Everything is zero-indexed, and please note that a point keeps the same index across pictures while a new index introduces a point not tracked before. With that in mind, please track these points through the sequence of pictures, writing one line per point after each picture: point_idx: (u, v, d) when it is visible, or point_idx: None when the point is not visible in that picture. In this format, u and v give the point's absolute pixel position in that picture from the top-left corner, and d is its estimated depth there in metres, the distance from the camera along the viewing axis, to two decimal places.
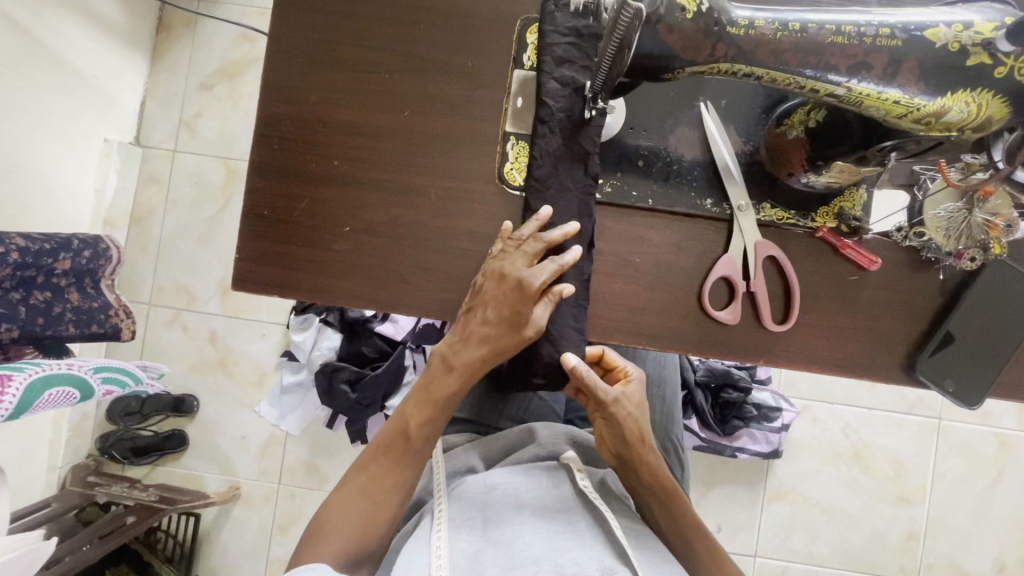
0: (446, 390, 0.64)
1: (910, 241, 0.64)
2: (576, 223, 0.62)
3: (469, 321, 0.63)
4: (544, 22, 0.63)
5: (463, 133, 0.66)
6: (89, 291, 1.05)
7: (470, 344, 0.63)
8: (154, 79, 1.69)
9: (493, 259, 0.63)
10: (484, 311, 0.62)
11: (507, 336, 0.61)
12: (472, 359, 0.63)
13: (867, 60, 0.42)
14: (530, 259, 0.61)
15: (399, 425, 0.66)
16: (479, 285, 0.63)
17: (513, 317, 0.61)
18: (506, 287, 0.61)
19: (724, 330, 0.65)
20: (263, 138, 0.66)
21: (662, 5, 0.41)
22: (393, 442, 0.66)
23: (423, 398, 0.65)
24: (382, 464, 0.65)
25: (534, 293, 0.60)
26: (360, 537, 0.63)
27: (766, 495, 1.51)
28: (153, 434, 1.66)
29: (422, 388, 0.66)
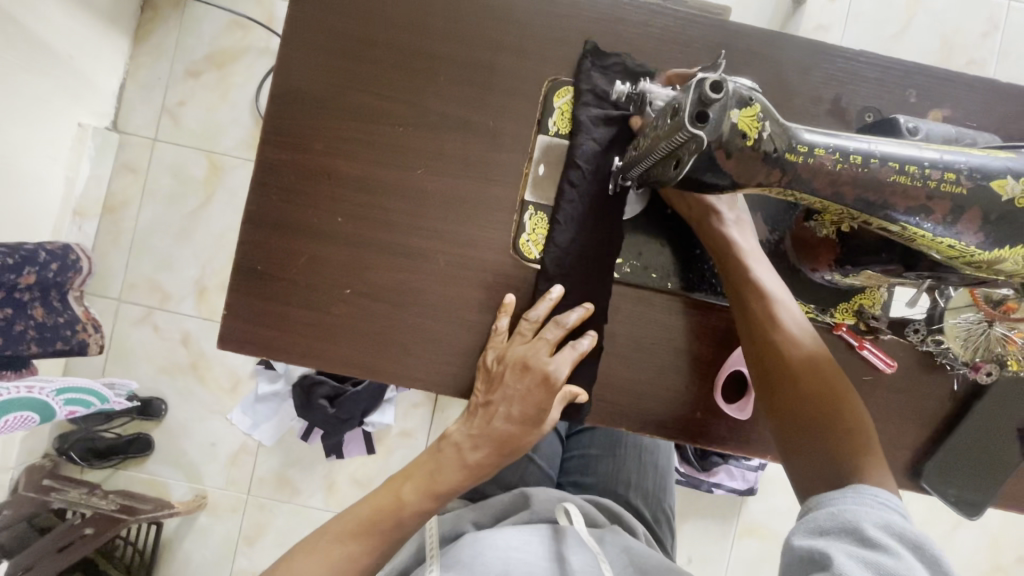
0: (451, 481, 0.59)
1: (926, 344, 0.63)
2: (590, 305, 0.60)
3: (490, 416, 0.59)
4: (580, 80, 0.61)
5: (477, 197, 0.62)
6: (55, 305, 0.97)
7: (485, 437, 0.59)
8: (137, 60, 1.58)
9: (512, 345, 0.60)
10: (507, 406, 0.58)
11: (528, 433, 0.59)
12: (488, 456, 0.59)
13: (929, 204, 0.40)
14: (552, 347, 0.59)
15: (391, 503, 0.59)
16: (498, 373, 0.59)
17: (536, 415, 0.58)
18: (530, 382, 0.58)
19: (733, 422, 0.64)
20: (261, 185, 0.61)
21: (726, 134, 0.37)
22: (383, 513, 0.59)
23: (426, 484, 0.59)
24: (368, 541, 0.58)
25: (559, 389, 0.58)
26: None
27: (738, 529, 1.59)
28: (117, 437, 1.58)
29: (425, 473, 0.60)
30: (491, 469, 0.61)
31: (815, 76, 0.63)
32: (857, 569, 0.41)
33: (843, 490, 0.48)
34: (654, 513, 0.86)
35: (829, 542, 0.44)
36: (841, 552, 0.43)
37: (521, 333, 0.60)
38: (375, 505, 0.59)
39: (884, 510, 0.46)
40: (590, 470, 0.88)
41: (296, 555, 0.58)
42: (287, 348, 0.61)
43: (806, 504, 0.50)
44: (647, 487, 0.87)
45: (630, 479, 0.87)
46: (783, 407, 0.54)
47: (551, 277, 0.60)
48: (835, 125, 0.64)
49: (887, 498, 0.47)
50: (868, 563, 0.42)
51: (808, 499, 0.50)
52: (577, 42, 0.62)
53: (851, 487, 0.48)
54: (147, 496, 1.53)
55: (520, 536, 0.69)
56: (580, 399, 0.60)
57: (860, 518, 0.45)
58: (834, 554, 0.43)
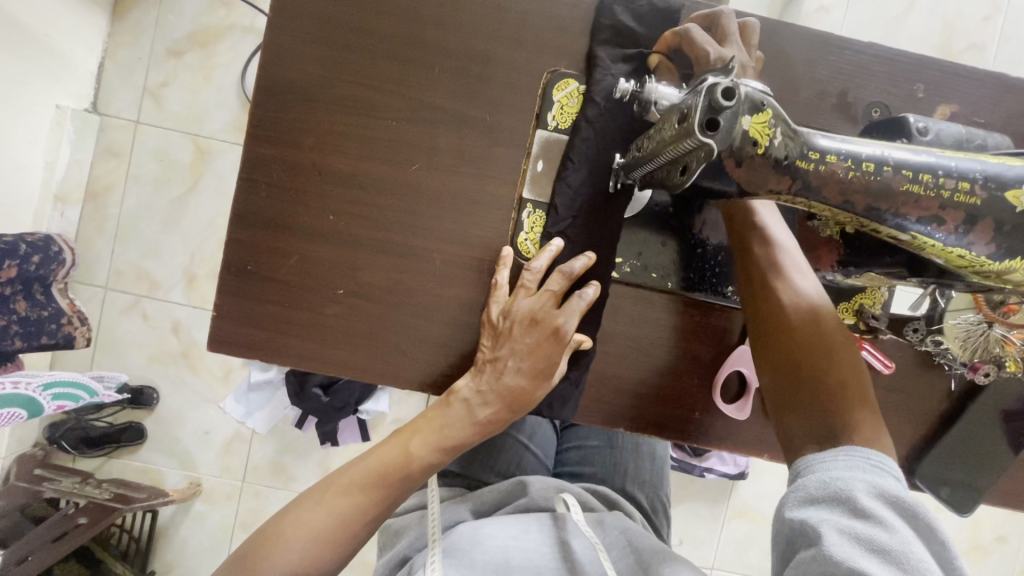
0: (461, 437, 0.58)
1: (925, 344, 0.62)
2: (592, 252, 0.58)
3: (499, 371, 0.56)
4: (602, 14, 0.59)
5: (473, 194, 0.60)
6: (37, 299, 0.95)
7: (494, 393, 0.57)
8: (115, 39, 1.52)
9: (517, 299, 0.57)
10: (514, 360, 0.56)
11: (539, 388, 0.57)
12: (498, 412, 0.57)
13: (941, 214, 0.39)
14: (557, 299, 0.57)
15: (399, 459, 0.57)
16: (504, 329, 0.57)
17: (547, 368, 0.56)
18: (538, 335, 0.56)
19: (732, 422, 0.63)
20: (249, 183, 0.58)
21: (736, 142, 0.36)
22: (391, 469, 0.57)
23: (435, 440, 0.58)
24: (375, 495, 0.57)
25: (569, 340, 0.56)
26: (324, 558, 0.56)
27: (729, 512, 1.62)
28: (108, 426, 1.57)
29: (433, 428, 0.58)
30: (502, 426, 0.59)
31: (821, 69, 0.61)
32: (848, 549, 0.40)
33: (833, 453, 0.46)
34: (651, 503, 0.86)
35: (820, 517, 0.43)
36: (832, 529, 0.41)
37: (525, 286, 0.58)
38: (382, 460, 0.57)
39: (877, 476, 0.44)
40: (587, 461, 0.89)
41: (296, 509, 0.57)
42: (278, 350, 0.60)
43: (794, 466, 0.49)
44: (644, 478, 0.87)
45: (628, 471, 0.88)
46: (774, 355, 0.53)
47: (551, 231, 0.59)
48: (841, 121, 0.62)
49: (881, 462, 0.45)
50: (859, 539, 0.41)
51: (797, 459, 0.49)
52: (577, 32, 0.60)
53: (841, 449, 0.46)
54: (142, 485, 1.53)
55: (518, 525, 0.69)
56: (585, 345, 0.58)
57: (853, 489, 0.43)
58: (826, 534, 0.41)
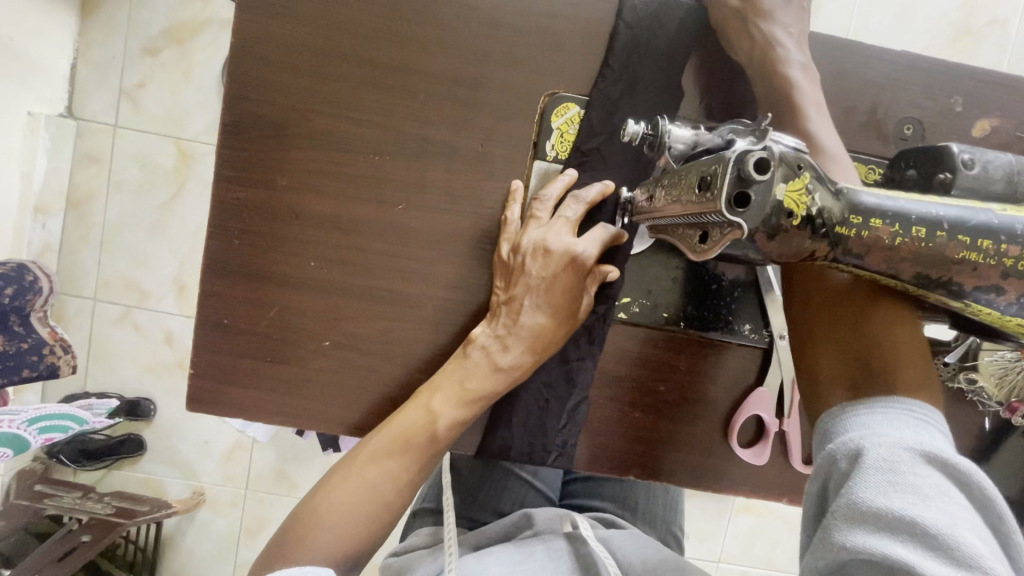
0: (487, 389, 0.51)
1: (958, 382, 0.58)
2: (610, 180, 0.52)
3: (515, 312, 0.51)
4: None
5: (468, 233, 0.55)
6: (16, 330, 0.90)
7: (514, 336, 0.51)
8: (87, 37, 1.44)
9: (527, 231, 0.52)
10: (532, 293, 0.50)
11: (563, 325, 0.51)
12: (521, 357, 0.51)
13: (1002, 283, 0.34)
14: (573, 225, 0.51)
15: (421, 423, 0.51)
16: (516, 263, 0.51)
17: (568, 302, 0.51)
18: (555, 265, 0.50)
19: (747, 466, 0.59)
20: (220, 229, 0.53)
21: (768, 216, 0.31)
22: (417, 436, 0.51)
23: (458, 395, 0.51)
24: (402, 462, 0.51)
25: (590, 267, 0.51)
26: (367, 535, 0.50)
27: (735, 506, 1.63)
28: (106, 439, 1.54)
29: (455, 383, 0.51)
30: (527, 374, 0.53)
31: (847, 83, 0.55)
32: (879, 540, 0.32)
33: (867, 408, 0.38)
34: (663, 536, 0.82)
35: (843, 492, 0.35)
36: (858, 512, 0.33)
37: (536, 217, 0.52)
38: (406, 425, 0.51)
39: (920, 434, 0.35)
40: (596, 492, 0.84)
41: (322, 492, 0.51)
42: (261, 406, 0.56)
43: (822, 422, 0.40)
44: (655, 511, 0.83)
45: (639, 505, 0.83)
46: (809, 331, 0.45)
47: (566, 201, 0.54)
48: (870, 140, 0.56)
49: (923, 416, 0.36)
50: (895, 524, 0.32)
51: (824, 414, 0.40)
52: (578, 48, 0.54)
53: (879, 402, 0.37)
54: (144, 497, 1.51)
55: (524, 550, 0.66)
56: (610, 276, 0.53)
57: (888, 454, 0.34)
58: (849, 515, 0.33)
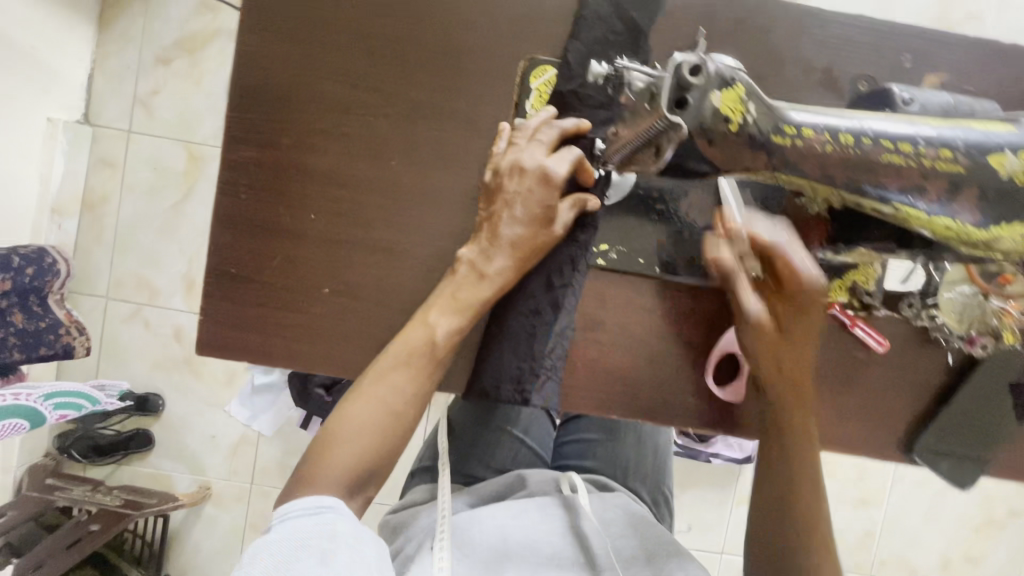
0: (478, 297, 0.55)
1: (921, 320, 0.61)
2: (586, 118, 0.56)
3: (495, 227, 0.55)
4: None
5: (455, 187, 0.60)
6: (35, 310, 0.95)
7: (496, 250, 0.55)
8: (104, 49, 1.52)
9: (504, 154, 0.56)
10: (510, 210, 0.55)
11: (540, 237, 0.56)
12: (504, 270, 0.56)
13: (923, 183, 0.38)
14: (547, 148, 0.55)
15: (418, 343, 0.56)
16: (495, 185, 0.56)
17: (545, 217, 0.55)
18: (528, 181, 0.54)
19: (725, 405, 0.63)
20: (227, 185, 0.58)
21: (706, 117, 0.35)
22: (420, 350, 0.55)
23: (449, 307, 0.56)
24: (403, 379, 0.55)
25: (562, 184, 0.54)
26: (381, 448, 0.54)
27: (736, 497, 1.63)
28: (116, 434, 1.58)
29: (445, 296, 0.56)
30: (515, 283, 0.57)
31: (805, 42, 0.60)
32: None
33: None
34: (653, 495, 0.85)
35: None
36: None
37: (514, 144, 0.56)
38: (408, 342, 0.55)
39: None
40: (589, 454, 0.86)
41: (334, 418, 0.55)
42: (265, 350, 0.60)
43: None
44: (645, 470, 0.86)
45: (631, 466, 0.86)
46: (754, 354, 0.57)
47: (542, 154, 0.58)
48: (827, 96, 0.61)
49: None
50: None
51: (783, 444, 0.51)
52: (554, 16, 0.59)
53: None
54: (151, 490, 1.54)
55: (519, 509, 0.71)
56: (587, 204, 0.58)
57: None
58: None
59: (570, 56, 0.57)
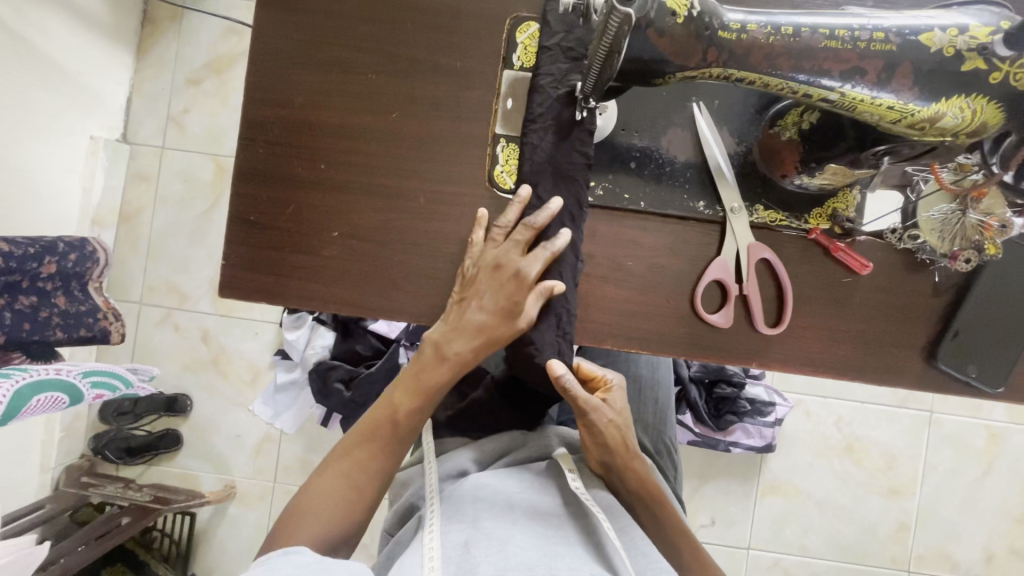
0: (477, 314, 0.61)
1: (904, 243, 0.63)
2: (559, 202, 0.61)
3: (465, 308, 0.61)
4: None
5: (452, 134, 0.65)
6: (76, 295, 1.04)
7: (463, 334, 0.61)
8: (141, 74, 1.63)
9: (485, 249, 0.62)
10: (478, 301, 0.61)
11: (506, 325, 0.60)
12: (466, 349, 0.61)
13: (861, 66, 0.42)
14: (523, 249, 0.61)
15: (383, 411, 0.62)
16: (472, 276, 0.62)
17: (509, 308, 0.60)
18: (500, 278, 0.60)
19: (717, 333, 0.65)
20: (249, 142, 0.65)
21: (653, 10, 0.41)
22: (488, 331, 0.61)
23: (411, 388, 0.62)
24: (371, 447, 0.62)
25: (533, 284, 0.60)
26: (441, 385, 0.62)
27: (760, 489, 1.52)
28: (147, 434, 1.62)
29: (409, 376, 0.63)
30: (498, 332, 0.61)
31: None
32: None
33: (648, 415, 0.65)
34: (655, 444, 0.88)
35: None
36: None
37: (495, 239, 0.62)
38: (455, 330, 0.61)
39: None
40: None
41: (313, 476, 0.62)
42: (285, 291, 0.65)
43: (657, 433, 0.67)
44: (646, 419, 0.89)
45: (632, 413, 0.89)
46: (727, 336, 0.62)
47: (537, 102, 0.62)
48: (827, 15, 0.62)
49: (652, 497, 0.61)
50: None
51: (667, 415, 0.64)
52: None
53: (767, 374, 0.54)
54: (178, 488, 1.57)
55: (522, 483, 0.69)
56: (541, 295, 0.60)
57: None
58: None
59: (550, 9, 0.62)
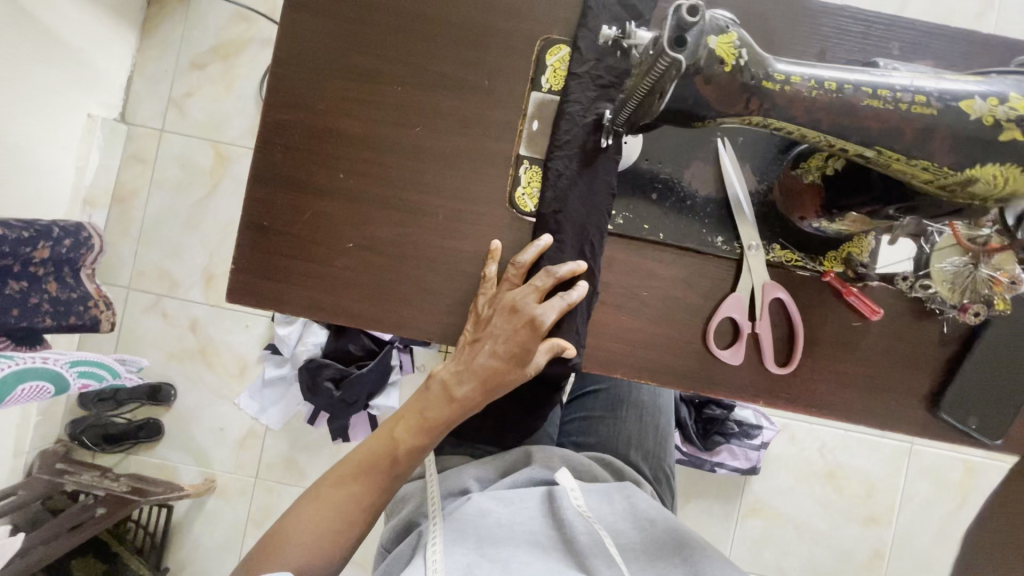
0: (484, 359, 0.60)
1: (915, 291, 0.64)
2: (582, 263, 0.61)
3: (476, 352, 0.61)
4: None
5: (475, 153, 0.64)
6: (68, 281, 1.01)
7: (472, 374, 0.61)
8: (144, 54, 1.59)
9: (503, 290, 0.62)
10: (492, 346, 0.60)
11: (514, 371, 0.61)
12: (474, 392, 0.61)
13: (901, 127, 0.42)
14: (540, 294, 0.60)
15: (384, 445, 0.61)
16: (487, 317, 0.62)
17: (521, 354, 0.60)
18: (517, 323, 0.60)
19: (726, 368, 0.65)
20: (267, 145, 0.63)
21: (703, 58, 0.40)
22: (494, 374, 0.61)
23: (415, 424, 0.61)
24: (366, 483, 0.60)
25: (544, 334, 0.60)
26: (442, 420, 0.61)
27: (742, 509, 1.54)
28: (127, 422, 1.58)
29: (414, 413, 0.62)
30: (506, 383, 0.61)
31: (817, 25, 0.64)
32: None
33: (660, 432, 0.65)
34: (655, 472, 0.89)
35: None
36: None
37: (512, 281, 0.62)
38: (458, 369, 0.61)
39: None
40: (591, 431, 0.91)
41: (303, 499, 0.61)
42: (295, 301, 0.64)
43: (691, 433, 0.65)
44: (646, 446, 0.89)
45: (631, 440, 0.90)
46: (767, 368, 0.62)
47: (564, 131, 0.62)
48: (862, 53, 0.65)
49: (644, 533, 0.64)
50: None
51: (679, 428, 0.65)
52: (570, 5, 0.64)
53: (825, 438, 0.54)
54: (156, 479, 1.53)
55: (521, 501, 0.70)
56: (552, 349, 0.61)
57: None
58: None
59: (582, 35, 0.62)
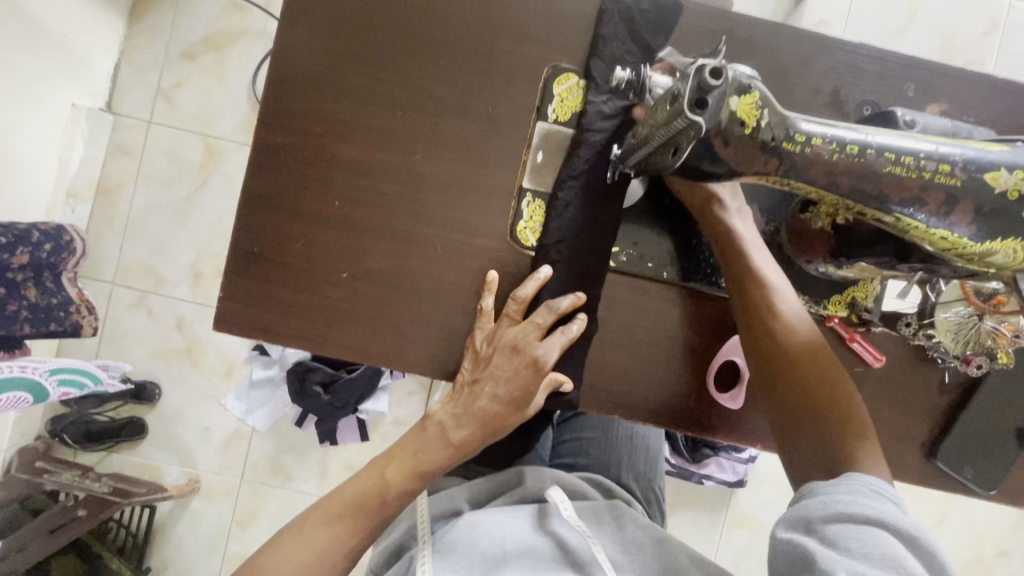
0: (483, 402, 0.59)
1: (919, 339, 0.63)
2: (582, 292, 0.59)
3: (475, 395, 0.59)
4: None
5: (476, 182, 0.62)
6: (48, 286, 0.97)
7: (470, 417, 0.59)
8: (132, 41, 1.54)
9: (503, 327, 0.60)
10: (492, 388, 0.59)
11: (513, 414, 0.60)
12: (471, 434, 0.60)
13: (923, 196, 0.42)
14: (541, 332, 0.59)
15: (375, 485, 0.60)
16: (486, 356, 0.60)
17: (522, 396, 0.59)
18: (517, 364, 0.58)
19: (725, 409, 0.64)
20: (260, 168, 0.61)
21: (725, 121, 0.39)
22: (494, 417, 0.59)
23: (410, 465, 0.60)
24: (354, 522, 0.59)
25: (545, 373, 0.59)
26: (437, 460, 0.60)
27: (727, 520, 1.55)
28: (109, 421, 1.55)
29: (409, 453, 0.60)
30: (505, 424, 0.61)
31: (833, 61, 0.63)
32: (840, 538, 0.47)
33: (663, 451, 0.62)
34: (645, 493, 0.88)
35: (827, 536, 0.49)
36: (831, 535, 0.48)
37: (512, 317, 0.60)
38: (456, 411, 0.59)
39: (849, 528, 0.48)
40: (582, 452, 0.90)
41: (288, 538, 0.59)
42: (286, 331, 0.61)
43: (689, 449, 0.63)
44: (636, 466, 0.89)
45: (623, 460, 0.89)
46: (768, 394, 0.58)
47: (570, 166, 0.60)
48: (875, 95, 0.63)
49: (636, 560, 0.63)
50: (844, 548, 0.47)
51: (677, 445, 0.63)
52: (579, 31, 0.62)
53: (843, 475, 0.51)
54: (139, 479, 1.51)
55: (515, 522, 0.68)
56: (552, 386, 0.60)
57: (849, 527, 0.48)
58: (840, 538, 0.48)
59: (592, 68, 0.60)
